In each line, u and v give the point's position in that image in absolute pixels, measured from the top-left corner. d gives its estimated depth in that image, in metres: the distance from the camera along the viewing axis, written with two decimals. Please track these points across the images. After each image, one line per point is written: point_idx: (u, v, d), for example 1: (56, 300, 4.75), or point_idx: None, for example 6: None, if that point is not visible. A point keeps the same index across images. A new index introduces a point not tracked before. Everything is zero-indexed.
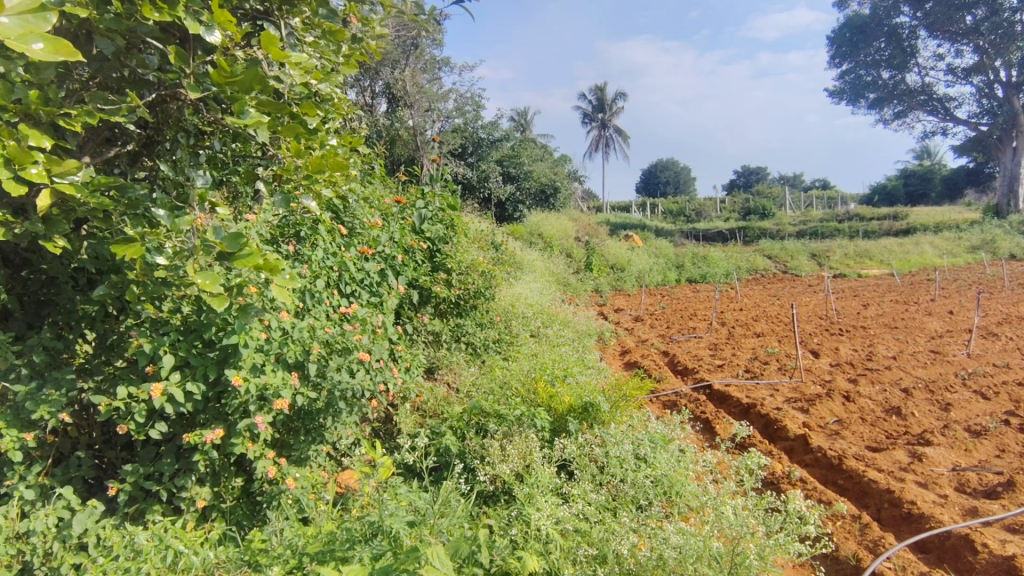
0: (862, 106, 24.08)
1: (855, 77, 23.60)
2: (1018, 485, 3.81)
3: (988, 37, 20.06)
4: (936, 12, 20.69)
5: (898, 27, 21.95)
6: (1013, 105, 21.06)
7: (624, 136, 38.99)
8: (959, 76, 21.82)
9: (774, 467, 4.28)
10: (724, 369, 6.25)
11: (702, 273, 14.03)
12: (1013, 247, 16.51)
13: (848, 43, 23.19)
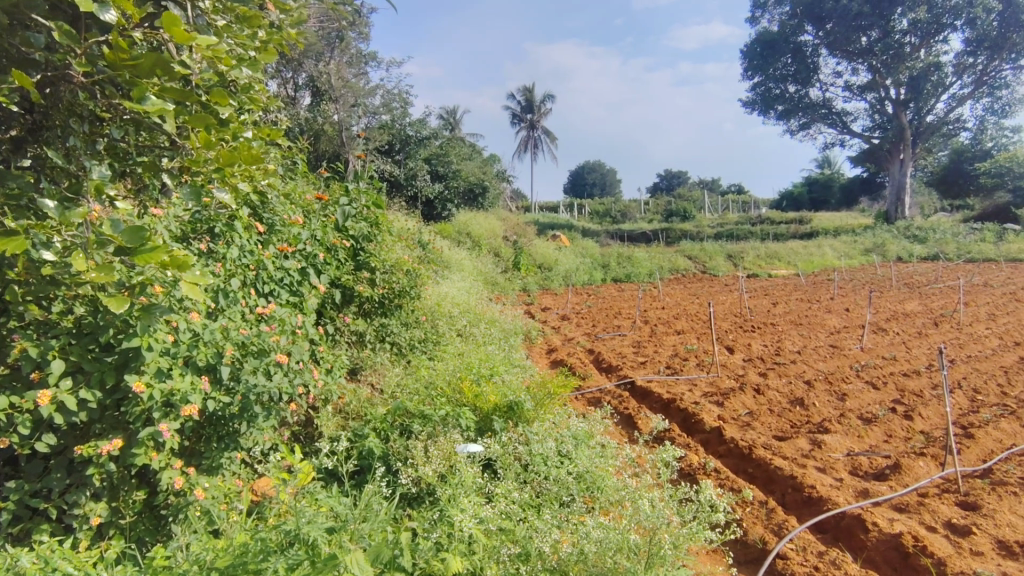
0: (772, 117, 25.49)
1: (765, 89, 24.85)
2: (902, 468, 4.18)
3: (881, 57, 21.82)
4: (836, 32, 22.23)
5: (803, 44, 23.50)
6: (901, 121, 23.04)
7: (553, 138, 39.40)
8: (856, 93, 23.65)
9: (690, 458, 4.48)
10: (646, 366, 6.48)
11: (626, 273, 14.49)
12: (900, 250, 18.18)
13: (759, 57, 24.51)
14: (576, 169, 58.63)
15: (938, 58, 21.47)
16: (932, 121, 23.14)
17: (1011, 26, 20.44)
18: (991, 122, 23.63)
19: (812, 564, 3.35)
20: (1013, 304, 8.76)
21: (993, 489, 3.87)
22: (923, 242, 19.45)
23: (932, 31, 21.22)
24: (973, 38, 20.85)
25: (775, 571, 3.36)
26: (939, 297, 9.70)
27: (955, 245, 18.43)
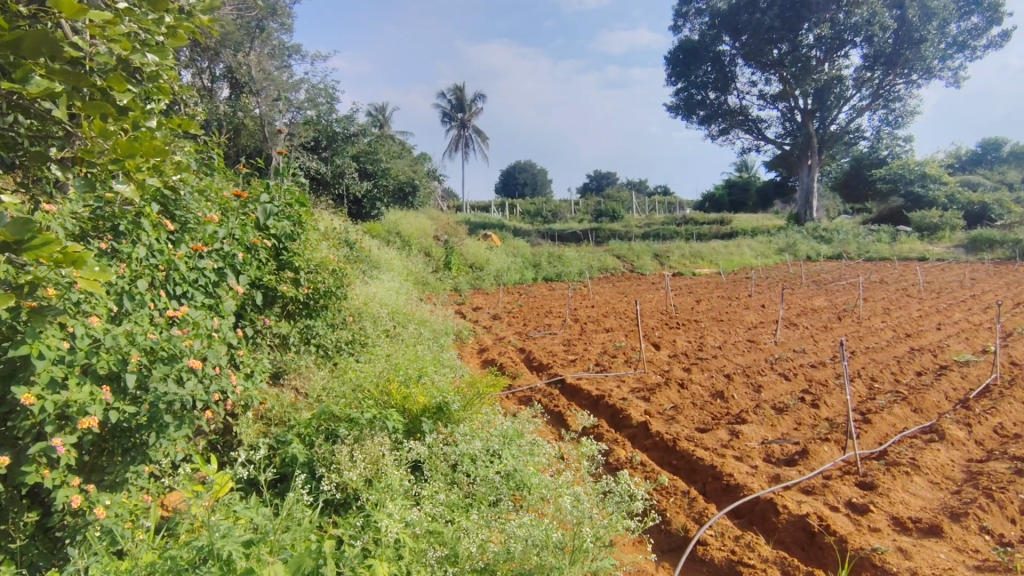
0: (694, 122, 26.58)
1: (687, 95, 25.91)
2: (810, 453, 4.46)
3: (790, 69, 23.19)
4: (750, 44, 23.43)
5: (721, 53, 24.66)
6: (808, 129, 24.63)
7: (483, 137, 39.54)
8: (769, 101, 25.05)
9: (617, 452, 4.60)
10: (576, 364, 6.59)
11: (557, 272, 14.68)
12: (809, 250, 19.46)
13: (681, 64, 25.46)
14: (508, 169, 58.90)
15: (840, 72, 23.08)
16: (835, 130, 24.94)
17: (904, 44, 22.12)
18: (887, 132, 25.70)
19: (729, 548, 3.52)
20: (905, 299, 9.58)
21: (889, 469, 4.20)
22: (828, 242, 20.91)
23: (836, 47, 22.75)
24: (871, 53, 22.44)
25: (695, 557, 3.51)
26: (843, 294, 10.44)
27: (855, 245, 19.94)
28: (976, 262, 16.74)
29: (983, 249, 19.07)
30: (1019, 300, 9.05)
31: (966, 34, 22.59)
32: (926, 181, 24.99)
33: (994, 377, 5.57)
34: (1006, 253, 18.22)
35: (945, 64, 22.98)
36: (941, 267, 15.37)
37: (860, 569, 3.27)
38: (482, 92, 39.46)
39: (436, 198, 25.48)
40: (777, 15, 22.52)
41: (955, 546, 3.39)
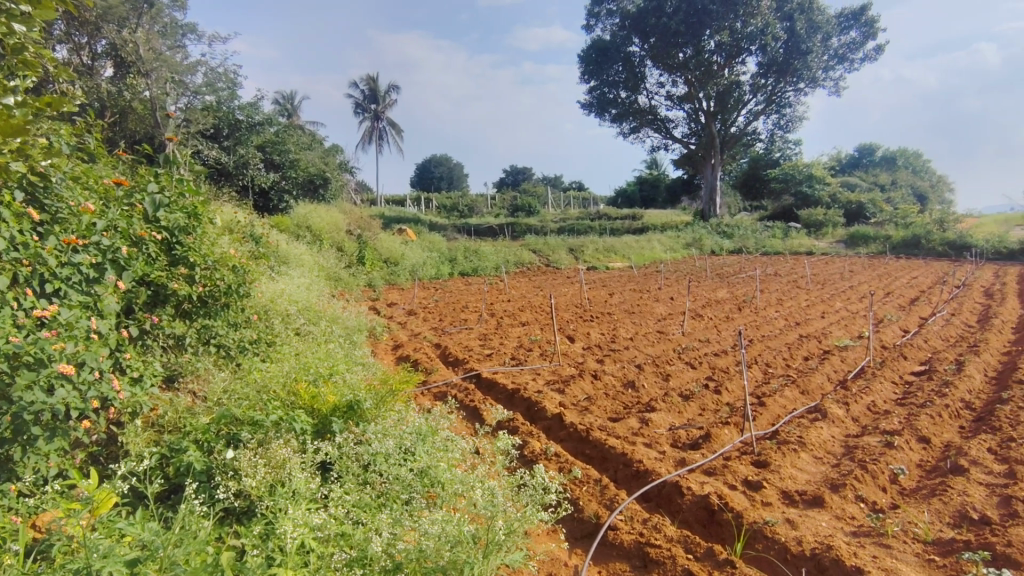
0: (606, 120, 27.37)
1: (600, 93, 26.66)
2: (712, 436, 4.69)
3: (694, 73, 24.41)
4: (657, 47, 24.34)
5: (631, 54, 25.41)
6: (711, 130, 26.09)
7: (398, 130, 38.77)
8: (675, 102, 26.26)
9: (532, 444, 4.63)
10: (492, 358, 6.61)
11: (473, 267, 14.66)
12: (713, 245, 20.63)
13: (594, 63, 26.11)
14: (424, 163, 58.15)
15: (739, 78, 24.54)
16: (734, 132, 26.59)
17: (793, 54, 23.73)
18: (779, 135, 27.64)
19: (638, 531, 3.66)
20: (795, 290, 10.37)
21: (781, 447, 4.50)
22: (729, 237, 22.22)
23: (734, 53, 24.12)
24: (764, 61, 24.01)
25: (607, 542, 3.62)
26: (742, 286, 11.14)
27: (753, 240, 21.32)
28: (853, 256, 18.37)
29: (859, 244, 20.96)
30: (888, 290, 10.03)
31: (845, 47, 24.74)
32: (812, 182, 27.14)
33: (868, 360, 6.14)
34: (878, 247, 20.13)
35: (828, 74, 25.06)
36: (825, 260, 16.73)
37: (754, 541, 3.49)
38: (396, 84, 38.73)
39: (348, 191, 24.68)
40: (682, 20, 23.37)
41: (835, 514, 3.70)
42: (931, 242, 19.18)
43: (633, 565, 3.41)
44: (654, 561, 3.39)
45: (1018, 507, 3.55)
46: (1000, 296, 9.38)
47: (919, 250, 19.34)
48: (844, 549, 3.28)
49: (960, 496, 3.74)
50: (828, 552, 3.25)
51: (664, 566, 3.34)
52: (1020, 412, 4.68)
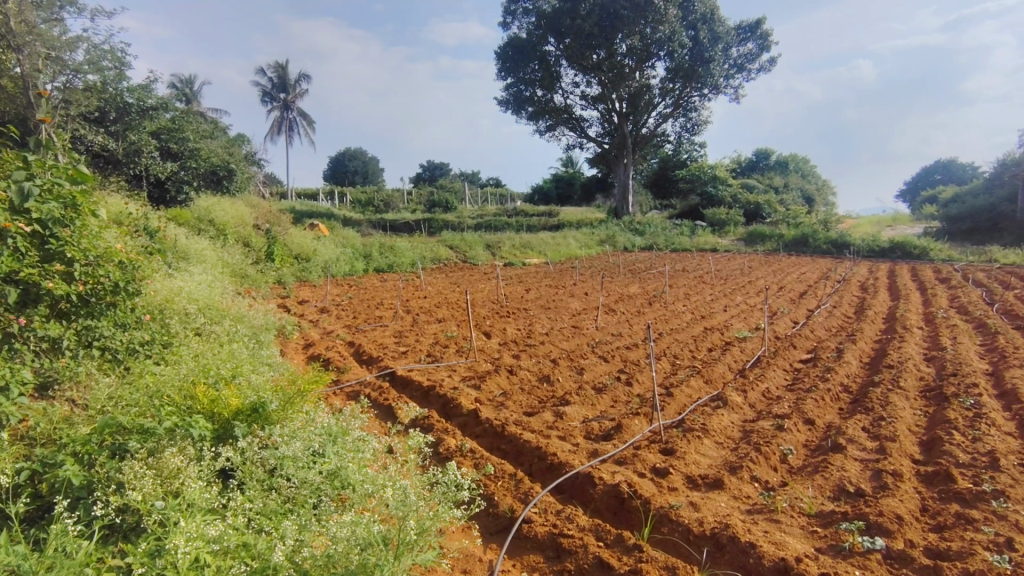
0: (523, 117, 27.70)
1: (517, 91, 26.93)
2: (623, 427, 4.83)
3: (606, 75, 25.18)
4: (571, 48, 24.81)
5: (547, 54, 25.69)
6: (623, 130, 27.12)
7: (309, 121, 37.23)
8: (589, 102, 26.99)
9: (447, 442, 4.59)
10: (407, 355, 6.50)
11: (388, 263, 14.37)
12: (625, 242, 21.43)
13: (511, 60, 26.34)
14: (339, 155, 56.07)
15: (648, 81, 25.56)
16: (645, 133, 27.77)
17: (697, 62, 24.94)
18: (686, 138, 29.10)
19: (552, 522, 3.72)
20: (700, 285, 10.95)
21: (685, 434, 4.71)
22: (641, 234, 23.15)
23: (644, 57, 25.04)
24: (672, 67, 25.11)
25: (521, 535, 3.65)
26: (652, 281, 11.61)
27: (663, 238, 22.36)
28: (749, 253, 19.71)
29: (757, 242, 22.51)
30: (781, 285, 10.83)
31: (743, 57, 26.42)
32: (716, 182, 28.75)
33: (764, 350, 6.58)
34: (772, 246, 21.73)
35: (729, 82, 26.69)
36: (726, 257, 17.80)
37: (660, 525, 3.65)
38: (307, 72, 37.07)
39: (256, 182, 23.41)
40: (596, 23, 23.75)
41: (733, 495, 3.94)
42: (817, 240, 20.89)
43: (547, 556, 3.47)
44: (566, 551, 3.46)
45: (887, 480, 3.94)
46: (874, 290, 10.38)
47: (807, 248, 21.01)
48: (740, 527, 3.50)
49: (839, 471, 4.09)
50: (725, 530, 3.46)
51: (577, 555, 3.41)
52: (888, 393, 5.21)
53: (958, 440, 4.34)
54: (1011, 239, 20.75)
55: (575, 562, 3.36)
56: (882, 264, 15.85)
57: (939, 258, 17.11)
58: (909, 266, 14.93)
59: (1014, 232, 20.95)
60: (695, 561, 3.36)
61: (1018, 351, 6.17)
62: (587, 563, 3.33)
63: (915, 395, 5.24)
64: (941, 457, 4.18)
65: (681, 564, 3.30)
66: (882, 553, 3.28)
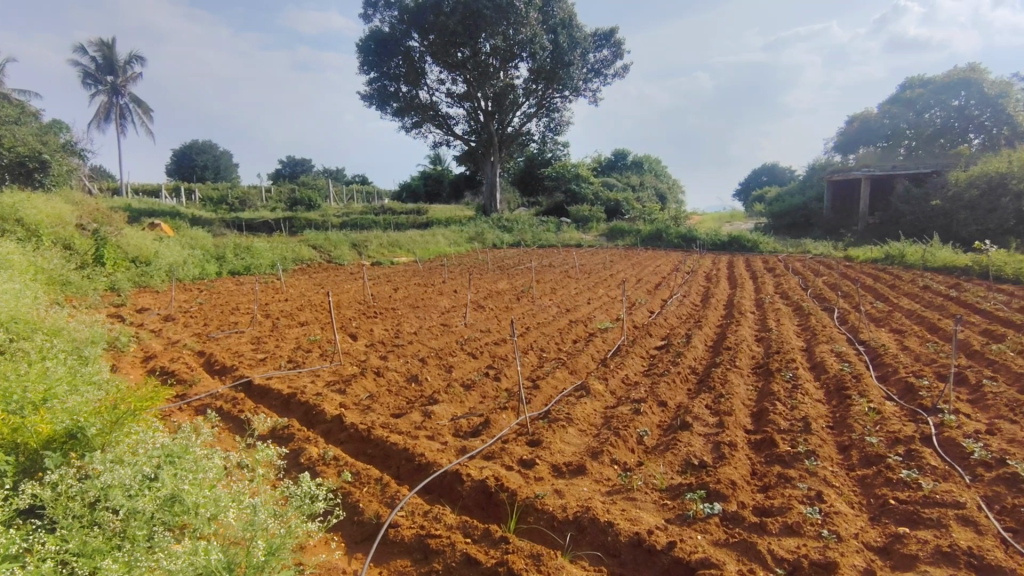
0: (388, 113, 27.15)
1: (380, 86, 26.27)
2: (491, 422, 4.90)
3: (471, 73, 25.34)
4: (435, 45, 24.58)
5: (411, 49, 25.26)
6: (490, 129, 27.63)
7: (145, 108, 33.38)
8: (455, 100, 27.04)
9: (308, 451, 4.38)
10: (265, 363, 6.10)
11: (244, 265, 13.40)
12: (494, 239, 21.85)
13: (373, 54, 25.56)
14: (183, 147, 50.03)
15: (512, 82, 26.18)
16: (510, 132, 28.47)
17: (558, 65, 25.84)
18: (549, 138, 30.23)
19: (419, 524, 3.67)
20: (565, 279, 11.44)
21: (551, 424, 4.87)
22: (509, 231, 23.64)
23: (508, 58, 25.51)
24: (535, 68, 25.87)
25: (387, 541, 3.55)
26: (519, 277, 11.95)
27: (531, 234, 23.09)
28: (610, 248, 20.95)
29: (618, 237, 24.01)
30: (637, 277, 11.63)
31: (599, 63, 27.94)
32: (579, 181, 30.34)
33: (623, 339, 7.02)
34: (631, 240, 23.31)
35: (588, 85, 28.09)
36: (588, 252, 18.74)
37: (526, 515, 3.73)
38: (140, 54, 33.27)
39: (79, 176, 20.57)
40: (459, 21, 23.61)
41: (594, 479, 4.14)
42: (670, 235, 22.71)
43: (414, 559, 3.40)
44: (434, 551, 3.42)
45: (725, 450, 4.37)
46: (715, 279, 11.49)
47: (661, 242, 22.77)
48: (599, 508, 3.69)
49: (685, 447, 4.46)
50: (586, 513, 3.63)
51: (444, 554, 3.39)
52: (727, 371, 5.81)
53: (781, 409, 4.93)
54: (820, 232, 23.94)
55: (443, 562, 3.33)
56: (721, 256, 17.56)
57: (767, 250, 19.37)
58: (744, 258, 16.70)
59: (823, 226, 24.23)
60: (559, 546, 3.49)
61: (825, 328, 7.18)
62: (454, 560, 3.32)
63: (747, 372, 5.89)
64: (768, 425, 4.72)
65: (545, 551, 3.40)
66: (720, 516, 3.63)
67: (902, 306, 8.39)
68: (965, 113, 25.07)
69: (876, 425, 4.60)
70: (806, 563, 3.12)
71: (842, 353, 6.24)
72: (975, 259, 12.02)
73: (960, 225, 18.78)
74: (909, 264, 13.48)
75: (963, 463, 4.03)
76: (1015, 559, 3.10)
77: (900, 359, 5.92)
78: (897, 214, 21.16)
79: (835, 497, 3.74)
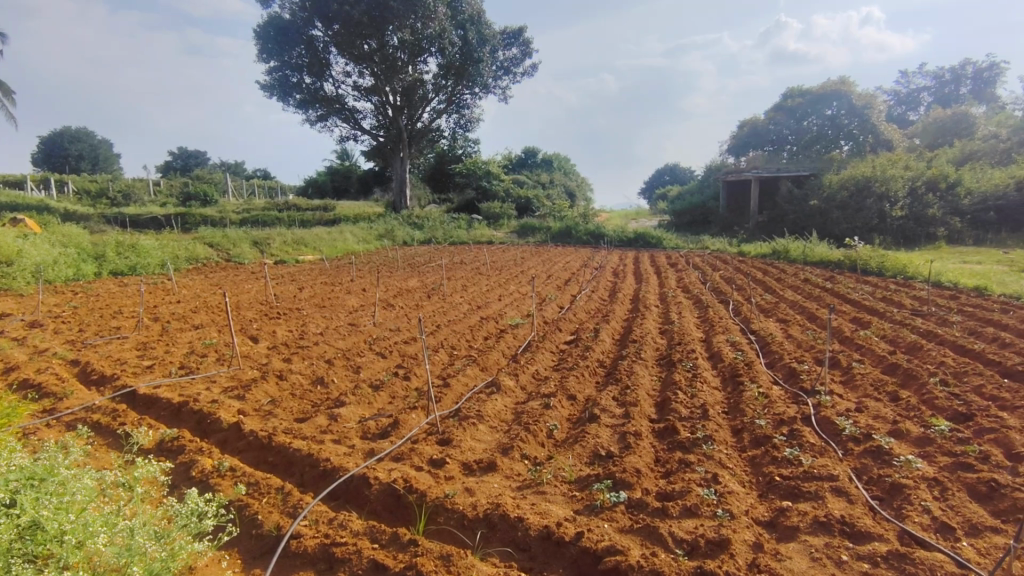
0: (291, 104, 25.95)
1: (281, 75, 25.04)
2: (400, 423, 4.80)
3: (378, 66, 24.73)
4: (339, 35, 23.73)
5: (313, 39, 24.27)
6: (398, 125, 27.14)
7: (5, 89, 29.71)
8: (362, 93, 26.28)
9: (200, 463, 4.08)
10: (152, 370, 5.63)
11: (128, 265, 12.31)
12: (405, 236, 21.45)
13: (273, 41, 24.29)
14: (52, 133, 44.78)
15: (421, 76, 25.86)
16: (420, 128, 28.29)
17: (467, 61, 25.83)
18: (460, 134, 30.06)
19: (323, 533, 3.51)
20: (476, 276, 11.45)
21: (462, 422, 4.84)
22: (420, 228, 23.30)
23: (416, 52, 25.12)
24: (444, 63, 25.68)
25: (289, 553, 3.36)
26: (431, 275, 11.84)
27: (442, 232, 22.90)
28: (522, 244, 21.23)
29: (528, 234, 24.31)
30: (548, 273, 11.86)
31: (508, 61, 28.18)
32: (490, 178, 30.84)
33: (533, 335, 7.12)
34: (542, 237, 23.70)
35: (497, 83, 28.28)
36: (500, 249, 18.83)
37: (436, 516, 3.68)
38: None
39: None
40: (365, 12, 22.93)
41: (505, 475, 4.16)
42: (579, 232, 23.37)
43: (318, 570, 3.25)
44: (339, 560, 3.29)
45: (630, 440, 4.53)
46: (622, 275, 11.91)
47: (570, 239, 23.38)
48: (509, 504, 3.70)
49: (593, 439, 4.58)
50: (496, 509, 3.63)
51: (350, 562, 3.26)
52: (632, 363, 6.05)
53: (681, 398, 5.19)
54: (717, 229, 25.46)
55: (348, 571, 3.21)
56: (628, 252, 18.25)
57: (670, 247, 20.38)
58: (649, 254, 17.45)
59: (719, 224, 25.82)
60: (469, 545, 3.46)
61: (721, 320, 7.66)
62: (360, 567, 3.21)
63: (651, 363, 6.16)
64: (670, 414, 4.96)
65: (456, 550, 3.36)
66: (625, 504, 3.75)
67: (787, 298, 9.11)
68: (837, 122, 27.34)
69: (765, 408, 4.95)
70: (702, 542, 3.29)
71: (735, 343, 6.68)
72: (847, 253, 13.26)
73: (834, 224, 20.73)
74: (793, 258, 14.66)
75: (837, 440, 4.42)
76: (881, 523, 3.43)
77: (785, 346, 6.42)
78: (782, 213, 22.85)
79: (729, 478, 3.99)
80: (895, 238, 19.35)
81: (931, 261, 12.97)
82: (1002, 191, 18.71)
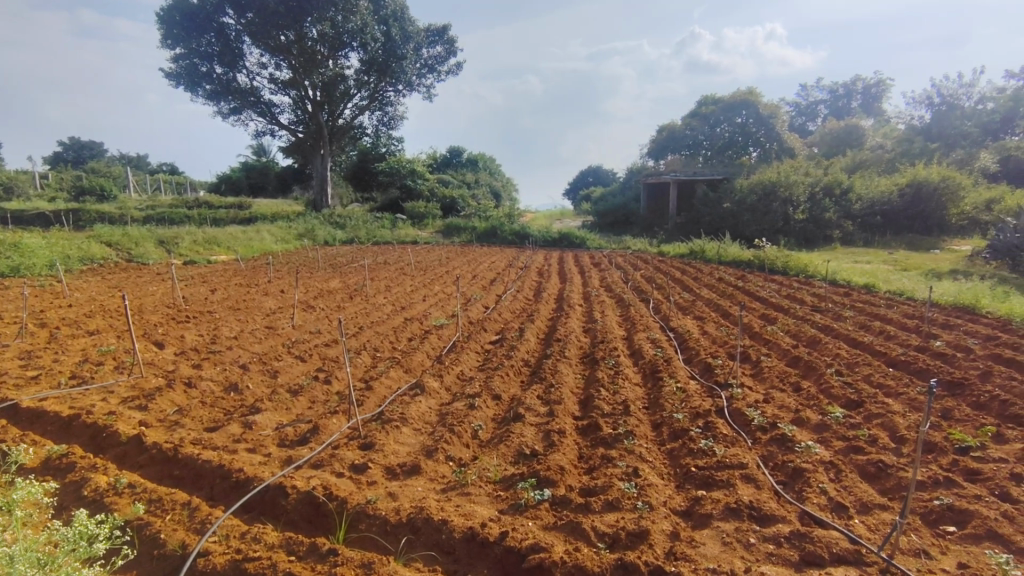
0: (200, 95, 24.49)
1: (189, 64, 23.55)
2: (320, 428, 4.64)
3: (297, 58, 23.81)
4: (254, 24, 22.67)
5: (225, 27, 23.05)
6: (318, 121, 26.23)
7: None
8: (279, 86, 25.21)
9: (94, 481, 3.75)
10: (38, 381, 5.13)
11: (11, 266, 11.18)
12: (326, 235, 20.76)
13: (180, 27, 22.83)
14: None
15: (342, 71, 25.12)
16: (342, 124, 27.34)
17: (390, 57, 25.40)
18: (384, 132, 29.41)
19: (234, 548, 3.30)
20: (401, 277, 11.27)
21: (385, 426, 4.73)
22: (342, 228, 22.64)
23: (336, 46, 24.36)
24: (366, 58, 25.07)
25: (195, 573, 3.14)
26: (353, 275, 11.53)
27: (365, 231, 22.43)
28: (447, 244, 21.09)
29: (454, 233, 24.23)
30: (474, 273, 11.85)
31: (433, 59, 27.90)
32: (415, 177, 30.49)
33: (458, 336, 7.08)
34: (468, 237, 23.67)
35: (421, 81, 27.93)
36: (426, 249, 18.58)
37: (357, 522, 3.57)
38: None
39: None
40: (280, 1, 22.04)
41: (429, 477, 4.10)
42: (504, 232, 23.54)
43: None
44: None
45: (554, 437, 4.59)
46: (548, 275, 12.08)
47: (496, 238, 23.51)
48: (433, 506, 3.65)
49: (517, 438, 4.60)
50: (420, 513, 3.57)
51: None
52: (557, 362, 6.14)
53: (604, 395, 5.32)
54: (638, 229, 26.44)
55: None
56: (552, 253, 18.55)
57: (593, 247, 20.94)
58: (573, 254, 17.83)
59: (640, 224, 26.83)
60: (392, 550, 3.37)
61: (641, 318, 7.93)
62: None
63: (574, 361, 6.29)
64: (593, 410, 5.07)
65: (378, 557, 3.26)
66: (548, 501, 3.80)
67: (701, 296, 9.56)
68: (746, 130, 29.37)
69: (682, 402, 5.16)
70: (623, 535, 3.38)
71: (655, 340, 6.93)
72: (756, 254, 14.07)
73: (744, 225, 21.94)
74: (708, 258, 15.43)
75: (747, 429, 4.68)
76: (785, 506, 3.65)
77: (700, 342, 6.74)
78: (698, 214, 24.00)
79: (648, 471, 4.12)
80: (797, 239, 20.93)
81: (827, 261, 14.00)
82: (886, 197, 20.68)
